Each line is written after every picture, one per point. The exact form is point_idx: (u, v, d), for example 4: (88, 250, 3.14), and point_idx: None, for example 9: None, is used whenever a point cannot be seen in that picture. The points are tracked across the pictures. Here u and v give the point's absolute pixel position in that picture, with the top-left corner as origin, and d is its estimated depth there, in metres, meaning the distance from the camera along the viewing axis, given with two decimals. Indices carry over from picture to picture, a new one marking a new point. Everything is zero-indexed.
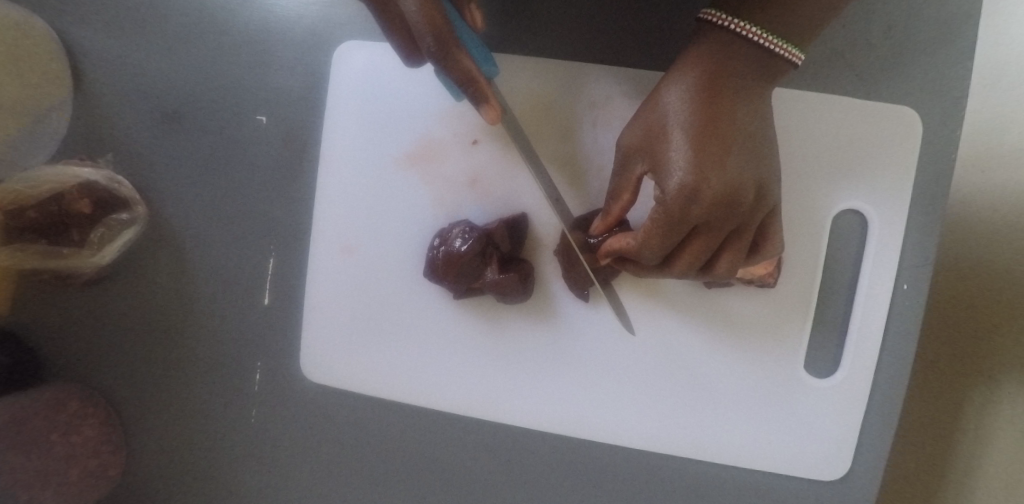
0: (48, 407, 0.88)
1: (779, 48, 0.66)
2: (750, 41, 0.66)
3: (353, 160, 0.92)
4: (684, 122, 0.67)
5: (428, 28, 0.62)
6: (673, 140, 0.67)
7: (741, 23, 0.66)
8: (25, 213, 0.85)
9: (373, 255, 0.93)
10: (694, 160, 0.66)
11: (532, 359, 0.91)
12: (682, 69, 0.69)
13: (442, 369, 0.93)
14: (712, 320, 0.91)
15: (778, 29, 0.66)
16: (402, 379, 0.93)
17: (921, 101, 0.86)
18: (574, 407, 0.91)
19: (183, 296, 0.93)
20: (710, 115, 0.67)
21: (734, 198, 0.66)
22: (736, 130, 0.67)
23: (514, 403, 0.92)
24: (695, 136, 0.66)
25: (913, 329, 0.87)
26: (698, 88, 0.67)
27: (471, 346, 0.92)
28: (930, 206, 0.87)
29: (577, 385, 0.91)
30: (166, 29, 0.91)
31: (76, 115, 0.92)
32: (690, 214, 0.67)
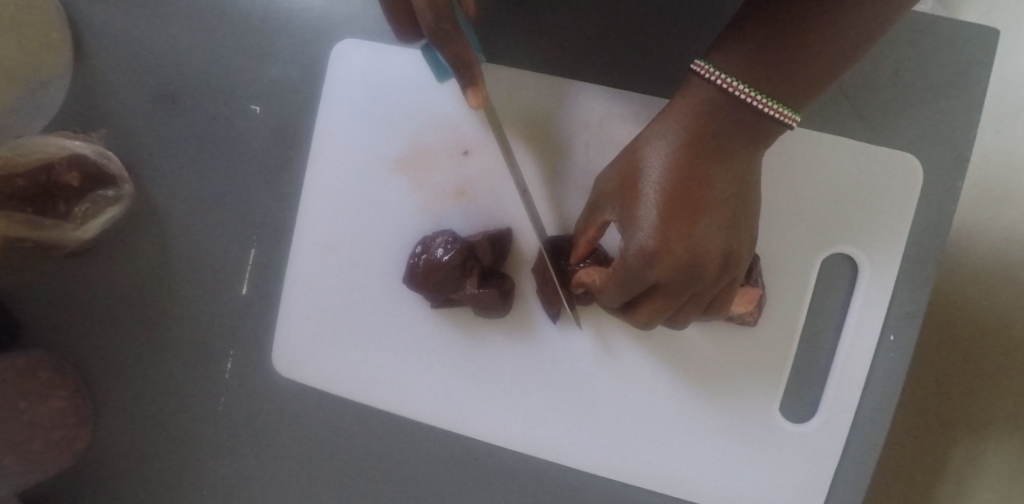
0: (19, 373, 0.86)
1: (769, 109, 0.67)
2: (739, 99, 0.67)
3: (342, 157, 0.91)
4: (658, 183, 0.70)
5: (429, 7, 0.55)
6: (643, 199, 0.71)
7: (731, 80, 0.68)
8: (13, 180, 0.86)
9: (354, 255, 0.91)
10: (659, 223, 0.69)
11: (505, 376, 0.89)
12: (669, 127, 0.71)
13: (410, 378, 0.90)
14: (693, 357, 0.87)
15: (768, 88, 0.67)
16: (370, 383, 0.91)
17: (921, 152, 0.85)
18: (542, 426, 0.89)
19: (161, 277, 0.93)
20: (683, 179, 0.69)
21: (695, 263, 0.70)
22: (709, 196, 0.69)
23: (482, 418, 0.89)
24: (665, 198, 0.69)
25: (897, 381, 0.85)
26: (676, 151, 0.70)
27: (443, 356, 0.90)
28: (923, 258, 0.85)
29: (547, 405, 0.89)
30: (170, 11, 0.92)
31: (74, 88, 0.92)
32: (649, 273, 0.71)
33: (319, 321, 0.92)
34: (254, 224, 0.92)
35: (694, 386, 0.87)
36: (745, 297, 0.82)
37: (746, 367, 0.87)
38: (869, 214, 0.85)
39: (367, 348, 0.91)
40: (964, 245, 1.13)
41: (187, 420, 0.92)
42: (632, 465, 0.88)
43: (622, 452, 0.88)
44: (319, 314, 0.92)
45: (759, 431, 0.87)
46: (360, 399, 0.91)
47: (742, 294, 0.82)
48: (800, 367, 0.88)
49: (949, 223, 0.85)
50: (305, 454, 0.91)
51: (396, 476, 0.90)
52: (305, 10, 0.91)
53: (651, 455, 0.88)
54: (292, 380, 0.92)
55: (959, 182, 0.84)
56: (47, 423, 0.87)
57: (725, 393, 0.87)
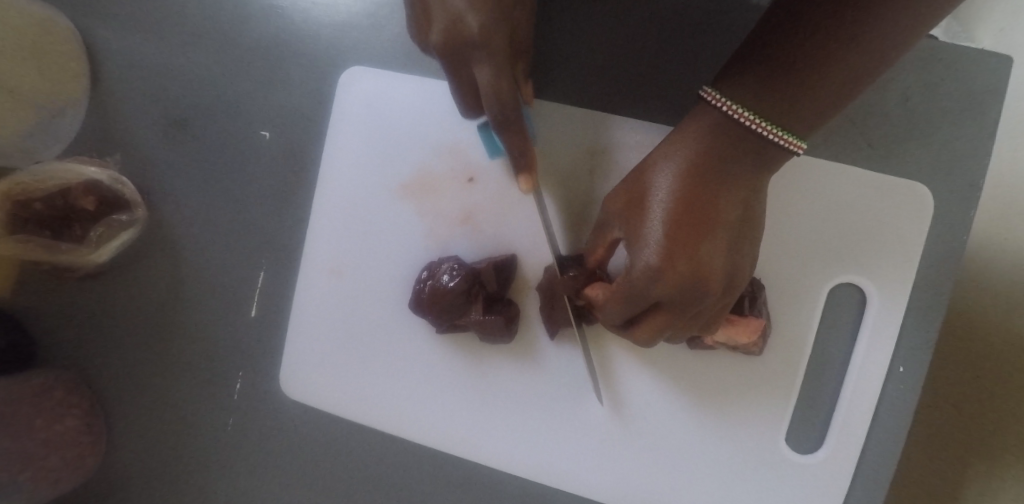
0: (35, 391, 0.87)
1: (773, 135, 0.66)
2: (745, 126, 0.66)
3: (350, 182, 0.92)
4: (664, 203, 0.70)
5: (496, 102, 0.68)
6: (648, 218, 0.70)
7: (736, 107, 0.67)
8: (31, 206, 0.89)
9: (362, 278, 0.92)
10: (664, 241, 0.69)
11: (510, 403, 0.89)
12: (677, 147, 0.70)
13: (415, 401, 0.90)
14: (698, 385, 0.87)
15: (773, 113, 0.65)
16: (375, 406, 0.91)
17: (931, 180, 0.84)
18: (545, 451, 0.89)
19: (173, 299, 0.94)
20: (689, 200, 0.69)
21: (699, 284, 0.69)
22: (714, 217, 0.68)
23: (487, 443, 0.89)
24: (670, 218, 0.69)
25: (906, 414, 0.84)
26: (682, 173, 0.69)
27: (448, 380, 0.90)
28: (933, 289, 0.84)
29: (551, 430, 0.88)
30: (183, 39, 0.94)
31: (89, 113, 0.95)
32: (653, 291, 0.70)
33: (326, 345, 0.93)
34: (263, 248, 0.94)
35: (701, 415, 0.87)
36: (746, 328, 0.81)
37: (752, 397, 0.86)
38: (878, 243, 0.84)
39: (372, 373, 0.91)
40: (976, 269, 1.11)
41: (197, 440, 0.93)
42: (637, 492, 0.87)
43: (628, 482, 0.88)
44: (326, 338, 0.93)
45: (764, 462, 0.86)
46: (365, 422, 0.91)
47: (744, 324, 0.81)
48: (807, 396, 0.86)
49: (959, 253, 0.83)
50: (312, 477, 0.92)
51: (401, 500, 0.91)
52: (314, 37, 0.92)
53: (655, 482, 0.87)
54: (299, 403, 0.93)
55: (971, 212, 0.83)
56: (61, 442, 0.89)
57: (729, 421, 0.86)
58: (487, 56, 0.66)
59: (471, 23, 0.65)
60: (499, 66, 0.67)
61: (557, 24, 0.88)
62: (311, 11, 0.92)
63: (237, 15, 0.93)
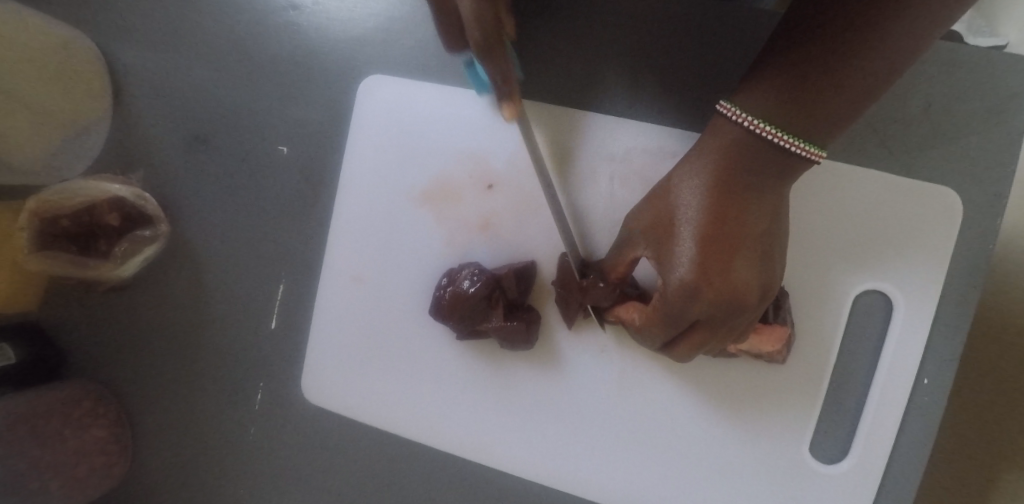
0: (65, 402, 0.90)
1: (793, 146, 0.65)
2: (764, 139, 0.65)
3: (368, 192, 0.92)
4: (692, 221, 0.69)
5: (478, 23, 0.60)
6: (677, 238, 0.70)
7: (756, 120, 0.65)
8: (59, 221, 0.91)
9: (382, 287, 0.92)
10: (697, 258, 0.68)
11: (528, 414, 0.89)
12: (698, 165, 0.70)
13: (433, 412, 0.90)
14: (720, 393, 0.86)
15: (790, 127, 0.64)
16: (393, 416, 0.91)
17: (956, 188, 0.82)
18: (564, 460, 0.88)
19: (195, 312, 0.96)
20: (716, 216, 0.68)
21: (736, 298, 0.69)
22: (743, 232, 0.68)
23: (505, 453, 0.89)
24: (701, 235, 0.68)
25: (932, 426, 0.82)
26: (706, 191, 0.69)
27: (466, 390, 0.90)
28: (959, 298, 0.82)
29: (571, 440, 0.88)
30: (202, 57, 0.95)
31: (112, 131, 0.97)
32: (689, 311, 0.70)
33: (344, 358, 0.93)
34: (283, 262, 0.95)
35: (721, 425, 0.86)
36: (770, 336, 0.80)
37: (774, 408, 0.85)
38: (905, 249, 0.83)
39: (390, 386, 0.92)
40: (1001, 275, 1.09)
41: (218, 449, 0.95)
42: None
43: (647, 493, 0.87)
44: (346, 351, 0.93)
45: (787, 473, 0.85)
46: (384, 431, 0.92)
47: (768, 332, 0.80)
48: (830, 406, 0.85)
49: (986, 262, 0.81)
50: (331, 488, 0.93)
51: None
52: (331, 53, 0.93)
53: (674, 493, 0.86)
54: (319, 414, 0.94)
55: (998, 221, 0.81)
56: (89, 452, 0.91)
57: (750, 431, 0.85)
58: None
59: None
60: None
61: (572, 35, 0.88)
62: (327, 28, 0.93)
63: (254, 32, 0.94)
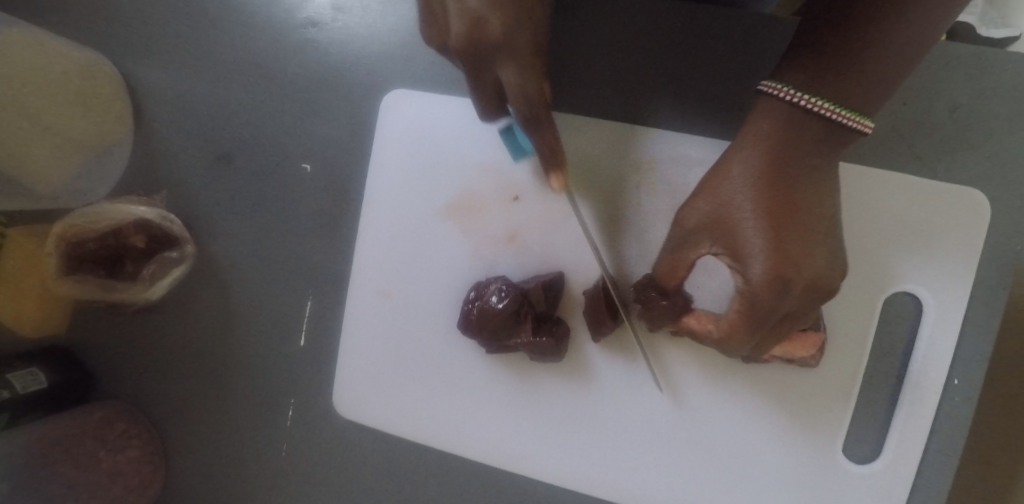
0: (98, 424, 0.91)
1: (839, 117, 0.60)
2: (812, 112, 0.61)
3: (393, 206, 0.92)
4: (758, 211, 0.64)
5: (527, 100, 0.63)
6: (748, 232, 0.65)
7: (800, 94, 0.61)
8: (85, 245, 0.91)
9: (409, 300, 0.91)
10: (778, 250, 0.64)
11: (561, 422, 0.88)
12: (747, 152, 0.65)
13: (465, 427, 0.90)
14: (751, 400, 0.85)
15: (836, 96, 0.60)
16: (423, 432, 0.91)
17: (982, 189, 0.82)
18: (596, 468, 0.88)
19: (223, 331, 0.96)
20: (785, 202, 0.64)
21: (820, 283, 0.65)
22: (815, 212, 0.64)
23: (536, 465, 0.89)
24: (773, 225, 0.64)
25: (963, 427, 0.82)
26: (763, 178, 0.64)
27: (498, 401, 0.89)
28: (988, 298, 0.82)
29: (603, 447, 0.88)
30: (223, 75, 0.95)
31: (135, 152, 0.97)
32: (784, 303, 0.66)
33: (371, 373, 0.92)
34: (309, 278, 0.95)
35: (754, 430, 0.85)
36: (804, 342, 0.80)
37: (808, 411, 0.85)
38: (934, 250, 0.82)
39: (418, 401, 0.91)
40: None
41: (250, 467, 0.95)
42: None
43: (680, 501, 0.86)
44: (373, 367, 0.92)
45: (819, 476, 0.84)
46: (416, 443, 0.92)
47: (802, 339, 0.80)
48: (860, 408, 0.85)
49: (1013, 262, 0.82)
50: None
51: None
52: (352, 69, 0.94)
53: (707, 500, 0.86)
54: (349, 430, 0.94)
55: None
56: (123, 472, 0.91)
57: (786, 435, 0.85)
58: (510, 54, 0.60)
59: (491, 26, 0.58)
60: (524, 63, 0.61)
61: (592, 44, 0.88)
62: (348, 44, 0.93)
63: (276, 49, 0.94)
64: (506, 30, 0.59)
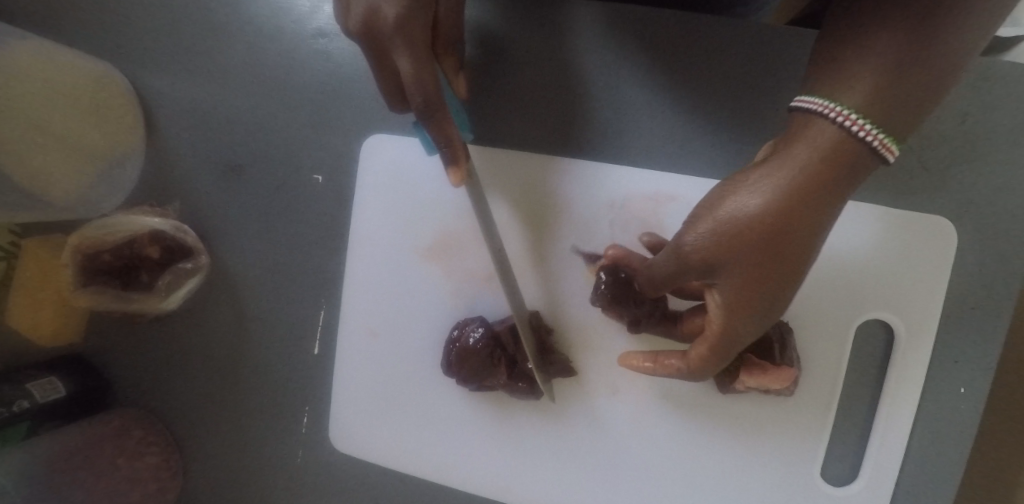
0: (115, 433, 0.92)
1: (874, 141, 0.57)
2: (856, 136, 0.57)
3: (379, 247, 0.94)
4: (761, 255, 0.59)
5: (419, 88, 0.67)
6: (744, 276, 0.61)
7: (844, 110, 0.57)
8: (100, 256, 0.91)
9: (397, 339, 0.93)
10: (765, 305, 0.62)
11: (545, 446, 0.89)
12: (775, 179, 0.58)
13: (458, 447, 0.91)
14: (726, 429, 0.86)
15: (878, 116, 0.57)
16: (424, 447, 0.92)
17: (995, 198, 0.81)
18: (584, 485, 0.88)
19: (236, 342, 0.97)
20: (789, 251, 0.59)
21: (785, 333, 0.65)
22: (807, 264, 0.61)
23: (523, 491, 0.89)
24: (769, 275, 0.60)
25: (967, 437, 0.81)
26: (782, 215, 0.58)
27: (475, 428, 0.91)
28: (999, 306, 0.80)
29: (586, 469, 0.88)
30: (233, 87, 0.96)
31: (147, 163, 0.98)
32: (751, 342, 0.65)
33: (377, 387, 0.94)
34: (320, 288, 0.96)
35: (733, 450, 0.86)
36: (778, 376, 0.80)
37: (784, 435, 0.85)
38: (904, 286, 0.83)
39: (424, 411, 0.92)
40: None
41: (256, 475, 0.96)
42: None
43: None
44: (377, 379, 0.94)
45: (801, 493, 0.84)
46: (408, 471, 0.93)
47: (776, 374, 0.80)
48: (858, 419, 0.85)
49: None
50: None
51: None
52: (361, 79, 0.93)
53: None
54: (353, 439, 0.94)
55: None
56: (141, 478, 0.92)
57: (763, 460, 0.85)
58: (406, 42, 0.65)
59: (386, 17, 0.64)
60: (417, 53, 0.66)
61: (577, 71, 0.89)
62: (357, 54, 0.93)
63: (286, 60, 0.94)
64: (397, 20, 0.64)
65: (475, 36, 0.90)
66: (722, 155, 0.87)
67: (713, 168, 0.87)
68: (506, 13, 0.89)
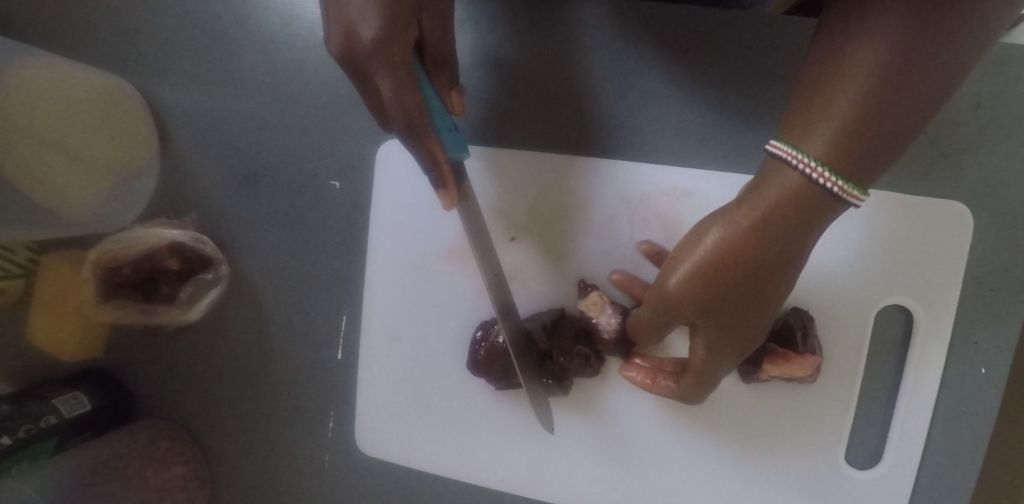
0: (144, 444, 0.93)
1: (839, 189, 0.58)
2: (820, 185, 0.59)
3: (399, 253, 0.94)
4: (719, 294, 0.65)
5: (401, 112, 0.64)
6: (704, 314, 0.67)
7: (812, 162, 0.58)
8: (121, 270, 0.91)
9: (419, 345, 0.94)
10: (722, 329, 0.68)
11: (570, 443, 0.90)
12: (732, 229, 0.63)
13: (484, 448, 0.92)
14: (750, 418, 0.87)
15: (843, 166, 0.58)
16: (451, 446, 0.93)
17: (1010, 180, 0.81)
18: (611, 479, 0.89)
19: (259, 351, 0.97)
20: (747, 289, 0.65)
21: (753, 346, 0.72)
22: (771, 294, 0.66)
23: (551, 487, 0.90)
24: (726, 311, 0.66)
25: (989, 416, 0.82)
26: (739, 261, 0.63)
27: (502, 427, 0.92)
28: (1017, 287, 0.81)
29: (609, 463, 0.89)
30: (246, 96, 0.96)
31: (161, 175, 0.97)
32: (718, 361, 0.73)
33: (401, 390, 0.94)
34: (341, 293, 0.96)
35: (756, 438, 0.87)
36: (801, 364, 0.81)
37: (807, 421, 0.86)
38: (924, 271, 0.83)
39: (450, 412, 0.93)
40: None
41: (283, 480, 0.97)
42: None
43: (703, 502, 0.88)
44: (400, 383, 0.94)
45: (824, 478, 0.86)
46: (435, 471, 0.93)
47: (798, 361, 0.81)
48: (880, 403, 0.86)
49: None
50: None
51: None
52: None
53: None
54: (378, 443, 0.95)
55: None
56: (171, 489, 0.93)
57: (787, 448, 0.86)
58: (385, 66, 0.62)
59: (364, 39, 0.60)
60: (398, 75, 0.62)
61: (586, 76, 0.89)
62: None
63: (298, 67, 0.94)
64: (375, 41, 0.60)
65: (483, 47, 0.90)
66: (737, 148, 0.87)
67: (727, 162, 0.88)
68: (513, 24, 0.90)
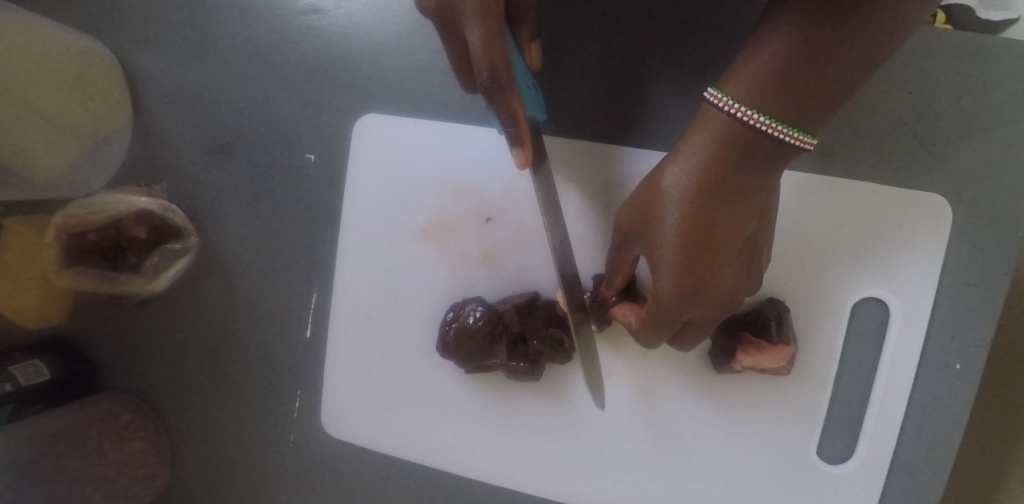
0: (103, 417, 0.89)
1: (781, 134, 0.61)
2: (754, 128, 0.61)
3: (372, 228, 0.92)
4: (676, 224, 0.65)
5: (487, 62, 0.60)
6: (663, 242, 0.66)
7: (745, 108, 0.62)
8: (86, 236, 0.88)
9: (390, 322, 0.92)
10: (683, 265, 0.66)
11: (539, 428, 0.88)
12: (688, 154, 0.65)
13: (452, 429, 0.90)
14: (723, 409, 0.85)
15: (778, 113, 0.61)
16: (417, 426, 0.91)
17: (990, 175, 0.81)
18: (579, 464, 0.88)
19: (225, 323, 0.95)
20: (703, 220, 0.64)
21: (723, 303, 0.68)
22: (732, 235, 0.65)
23: (519, 471, 0.89)
24: (684, 243, 0.65)
25: (963, 414, 0.81)
26: (694, 189, 0.64)
27: (471, 410, 0.90)
28: (994, 283, 0.80)
29: (579, 449, 0.88)
30: (223, 64, 0.94)
31: (134, 141, 0.96)
32: (685, 312, 0.69)
33: (369, 369, 0.92)
34: (312, 268, 0.94)
35: (728, 429, 0.85)
36: (774, 354, 0.80)
37: (780, 413, 0.84)
38: (900, 266, 0.83)
39: (419, 392, 0.91)
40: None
41: (245, 457, 0.94)
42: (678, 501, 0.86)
43: (671, 493, 0.86)
44: (369, 363, 0.92)
45: (793, 471, 0.84)
46: (400, 452, 0.91)
47: (771, 351, 0.80)
48: (854, 396, 0.84)
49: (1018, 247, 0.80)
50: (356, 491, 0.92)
51: None
52: (355, 58, 0.92)
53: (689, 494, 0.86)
54: (343, 420, 0.93)
55: None
56: (129, 465, 0.90)
57: (758, 439, 0.85)
58: (476, 13, 0.60)
59: None
60: (489, 25, 0.60)
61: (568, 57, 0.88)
62: (351, 31, 0.92)
63: (277, 37, 0.93)
64: None
65: None
66: None
67: None
68: None
